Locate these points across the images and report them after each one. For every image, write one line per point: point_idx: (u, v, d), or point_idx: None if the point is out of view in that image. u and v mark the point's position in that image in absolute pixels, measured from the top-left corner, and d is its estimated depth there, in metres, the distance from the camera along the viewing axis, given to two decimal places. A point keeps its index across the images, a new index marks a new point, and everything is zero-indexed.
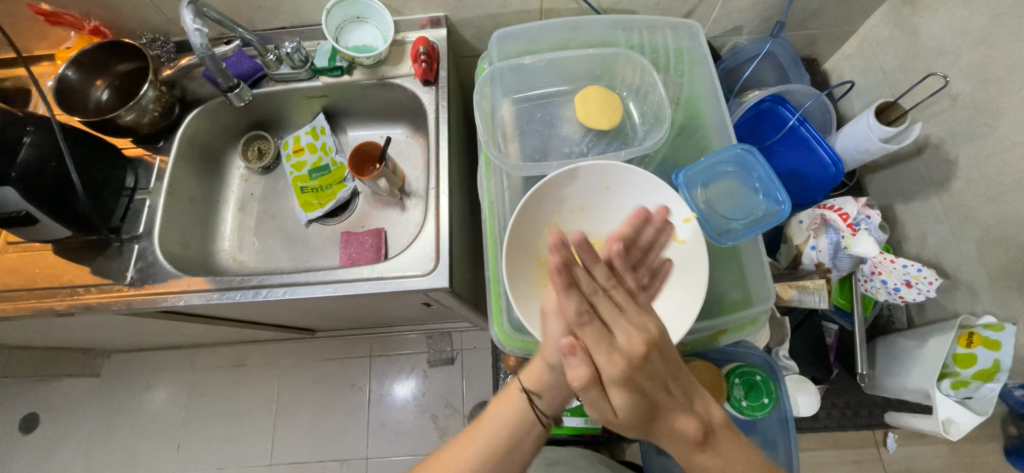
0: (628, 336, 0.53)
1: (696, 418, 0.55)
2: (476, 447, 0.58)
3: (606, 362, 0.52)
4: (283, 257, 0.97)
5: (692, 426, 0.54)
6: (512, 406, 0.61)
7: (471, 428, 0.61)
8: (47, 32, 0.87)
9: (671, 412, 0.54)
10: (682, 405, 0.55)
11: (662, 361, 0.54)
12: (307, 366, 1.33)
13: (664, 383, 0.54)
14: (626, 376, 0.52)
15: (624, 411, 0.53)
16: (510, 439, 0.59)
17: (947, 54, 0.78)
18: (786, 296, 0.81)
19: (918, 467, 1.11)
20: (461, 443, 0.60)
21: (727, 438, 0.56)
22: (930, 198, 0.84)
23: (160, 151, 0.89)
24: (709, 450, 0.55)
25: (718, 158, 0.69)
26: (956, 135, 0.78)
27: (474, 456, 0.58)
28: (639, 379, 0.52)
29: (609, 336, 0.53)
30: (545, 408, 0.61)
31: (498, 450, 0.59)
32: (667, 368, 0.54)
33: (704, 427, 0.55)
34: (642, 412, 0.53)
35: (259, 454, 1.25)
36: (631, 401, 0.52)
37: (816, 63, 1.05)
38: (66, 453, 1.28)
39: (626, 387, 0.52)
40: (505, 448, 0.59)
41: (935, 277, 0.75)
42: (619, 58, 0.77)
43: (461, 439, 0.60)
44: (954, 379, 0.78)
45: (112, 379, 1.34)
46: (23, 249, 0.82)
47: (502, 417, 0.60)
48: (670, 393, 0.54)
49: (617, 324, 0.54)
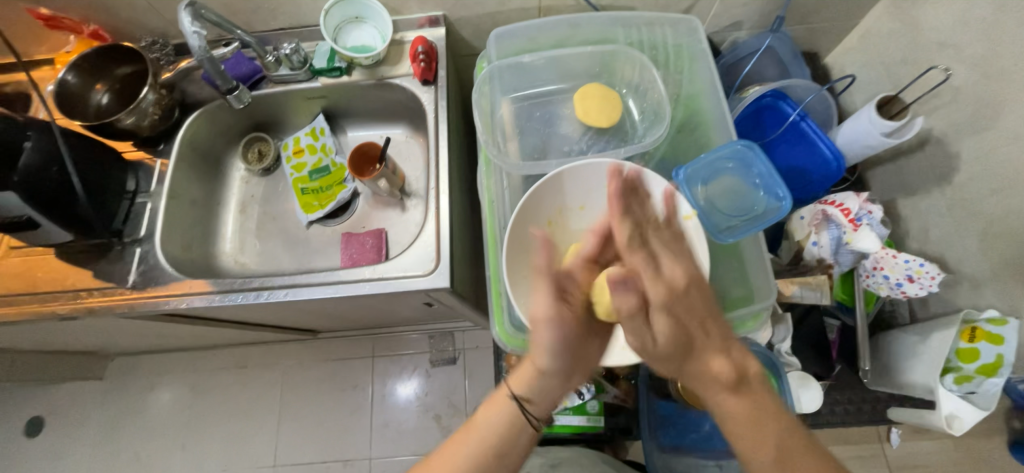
0: (672, 267, 0.54)
1: (729, 362, 0.55)
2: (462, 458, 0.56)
3: (656, 286, 0.53)
4: (284, 258, 0.97)
5: (726, 368, 0.54)
6: (501, 413, 0.58)
7: (460, 437, 0.59)
8: (47, 36, 0.88)
9: (707, 351, 0.55)
10: (717, 347, 0.55)
11: (702, 297, 0.55)
12: (310, 367, 1.33)
13: (703, 318, 0.55)
14: (669, 305, 0.53)
15: (665, 339, 0.53)
16: (500, 445, 0.57)
17: (948, 48, 0.77)
18: (788, 292, 0.80)
19: (921, 463, 1.11)
20: (448, 452, 0.57)
21: (760, 386, 0.55)
22: (932, 192, 0.84)
23: (160, 154, 0.90)
24: (742, 392, 0.54)
25: (718, 154, 0.69)
26: (959, 129, 0.78)
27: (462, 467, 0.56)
28: (679, 311, 0.54)
29: (657, 266, 0.54)
30: (536, 415, 0.59)
31: (485, 455, 0.57)
32: (706, 305, 0.56)
33: (738, 371, 0.55)
34: (681, 343, 0.54)
35: (263, 455, 1.26)
36: (673, 329, 0.53)
37: (816, 58, 1.05)
38: (71, 455, 1.28)
39: (669, 316, 0.53)
40: (493, 454, 0.57)
41: (938, 272, 0.74)
42: (618, 55, 0.77)
43: (451, 447, 0.58)
44: (957, 374, 0.78)
45: (117, 381, 1.34)
46: (26, 253, 0.82)
47: (492, 425, 0.58)
48: (707, 332, 0.55)
49: (663, 258, 0.55)
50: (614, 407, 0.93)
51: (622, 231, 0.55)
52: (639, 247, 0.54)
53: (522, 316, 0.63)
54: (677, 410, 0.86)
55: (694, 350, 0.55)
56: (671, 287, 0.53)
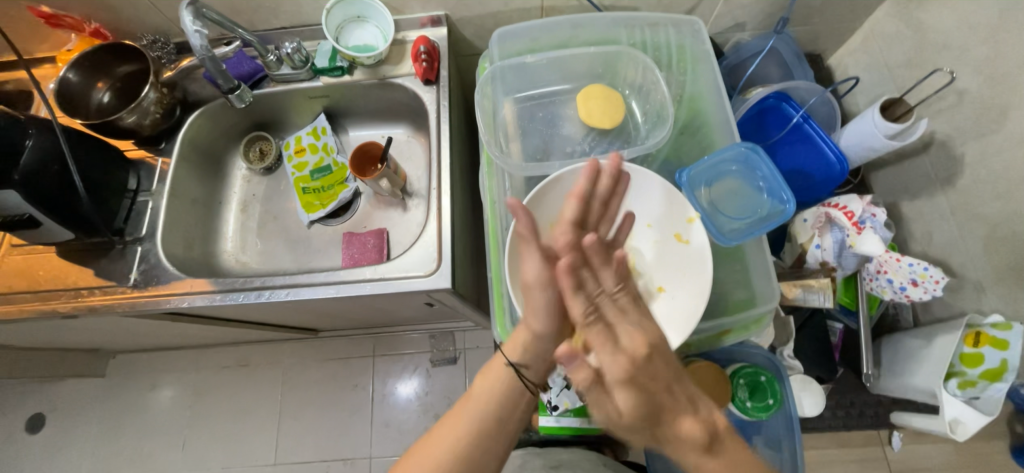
0: (630, 335, 0.54)
1: (700, 423, 0.52)
2: (466, 420, 0.58)
3: (611, 361, 0.52)
4: (285, 257, 0.97)
5: (698, 431, 0.51)
6: (498, 378, 0.60)
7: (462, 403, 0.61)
8: (48, 34, 0.87)
9: (675, 415, 0.51)
10: (686, 408, 0.52)
11: (666, 360, 0.53)
12: (311, 366, 1.33)
13: (669, 384, 0.52)
14: (632, 377, 0.51)
15: (627, 411, 0.51)
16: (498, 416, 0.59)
17: (953, 49, 0.77)
18: (791, 295, 0.80)
19: (924, 466, 1.10)
20: (453, 416, 0.59)
21: (734, 444, 0.52)
22: (935, 195, 0.84)
23: (162, 153, 0.90)
24: (716, 453, 0.51)
25: (722, 157, 0.69)
26: (963, 131, 0.77)
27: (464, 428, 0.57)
28: (641, 378, 0.51)
29: (615, 341, 0.53)
30: (532, 379, 0.60)
31: (486, 413, 0.59)
32: (672, 368, 0.53)
33: (709, 430, 0.52)
34: (645, 413, 0.51)
35: (263, 453, 1.26)
36: (637, 402, 0.51)
37: (820, 59, 1.04)
38: (72, 452, 1.29)
39: (629, 387, 0.51)
40: (494, 414, 0.59)
41: (942, 277, 0.74)
42: (621, 56, 0.77)
43: (456, 412, 0.59)
44: (961, 378, 0.78)
45: (118, 379, 1.34)
46: (26, 252, 0.82)
47: (491, 391, 0.60)
48: (673, 394, 0.52)
49: (620, 332, 0.54)
50: None
51: (577, 306, 0.55)
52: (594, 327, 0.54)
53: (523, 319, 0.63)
54: None
55: (662, 417, 0.51)
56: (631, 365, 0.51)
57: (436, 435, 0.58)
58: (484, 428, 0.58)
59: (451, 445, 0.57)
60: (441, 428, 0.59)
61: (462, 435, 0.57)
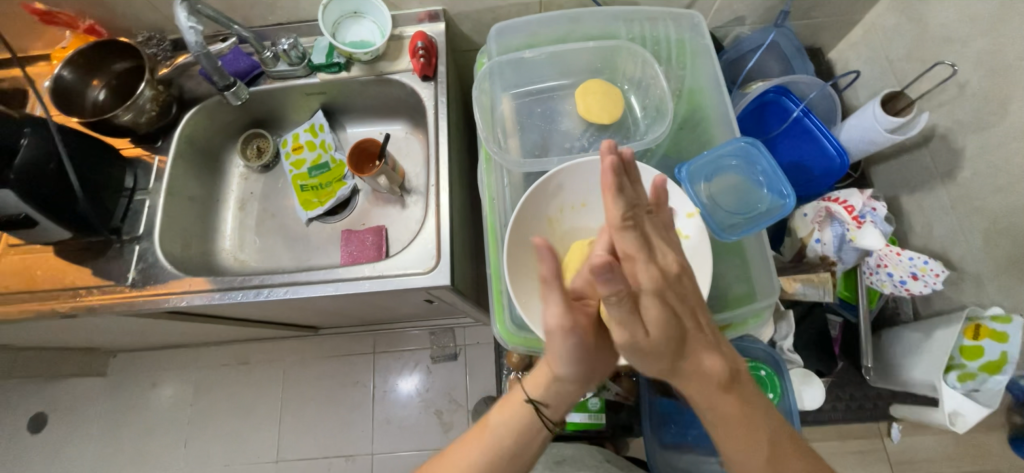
0: (664, 255, 0.52)
1: (723, 360, 0.54)
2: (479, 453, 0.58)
3: (647, 272, 0.50)
4: (284, 255, 0.97)
5: (721, 366, 0.54)
6: (514, 418, 0.59)
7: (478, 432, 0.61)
8: (43, 32, 0.87)
9: (698, 349, 0.53)
10: (708, 343, 0.54)
11: (692, 285, 0.53)
12: (312, 363, 1.33)
13: (694, 309, 0.53)
14: (664, 292, 0.50)
15: (656, 329, 0.50)
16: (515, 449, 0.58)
17: (954, 42, 0.76)
18: (791, 289, 0.80)
19: (923, 459, 1.11)
20: (468, 442, 0.60)
21: (750, 386, 0.56)
22: (936, 189, 0.83)
23: (159, 151, 0.89)
24: (734, 391, 0.54)
25: (721, 151, 0.68)
26: (963, 124, 0.77)
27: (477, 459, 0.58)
28: (671, 298, 0.51)
29: (651, 251, 0.51)
30: (551, 416, 0.59)
31: (496, 451, 0.58)
32: (696, 296, 0.54)
33: (732, 368, 0.54)
34: (672, 336, 0.51)
35: (265, 451, 1.26)
36: (666, 319, 0.50)
37: (820, 52, 1.04)
38: (74, 451, 1.29)
39: (659, 303, 0.50)
40: (507, 452, 0.58)
41: (942, 270, 0.74)
42: (620, 50, 0.76)
43: (473, 442, 0.60)
44: (961, 371, 0.78)
45: (118, 377, 1.34)
46: (24, 251, 0.81)
47: (506, 427, 0.59)
48: (698, 324, 0.54)
49: (655, 244, 0.52)
50: (615, 404, 0.93)
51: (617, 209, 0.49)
52: (633, 229, 0.50)
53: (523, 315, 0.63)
54: (679, 407, 0.85)
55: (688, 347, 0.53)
56: (660, 281, 0.50)
57: (448, 463, 0.59)
58: (495, 465, 0.58)
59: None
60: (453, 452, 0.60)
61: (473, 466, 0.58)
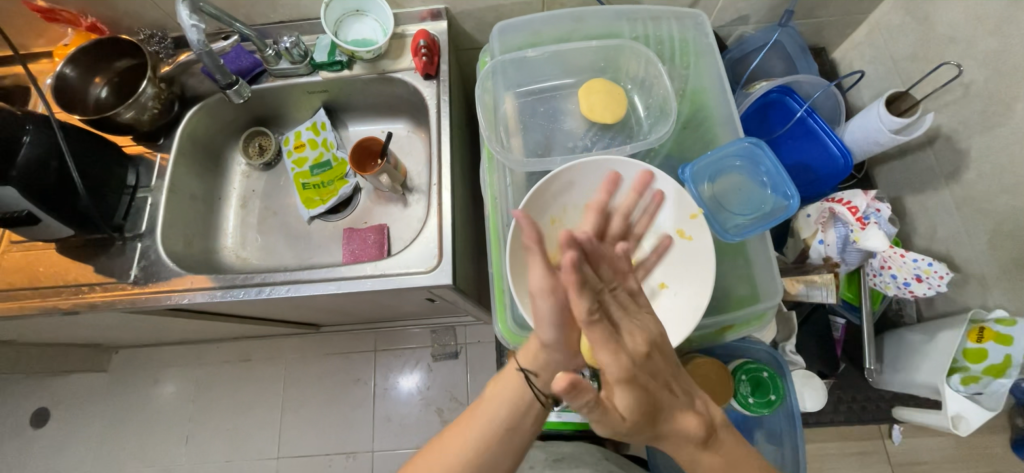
0: (633, 333, 0.52)
1: (698, 417, 0.55)
2: (473, 429, 0.58)
3: (616, 363, 0.49)
4: (286, 253, 0.97)
5: (695, 425, 0.54)
6: (507, 390, 0.59)
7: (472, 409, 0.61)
8: (45, 29, 0.87)
9: (674, 411, 0.53)
10: (684, 405, 0.55)
11: (666, 358, 0.54)
12: (313, 361, 1.34)
13: (668, 382, 0.54)
14: (633, 377, 0.50)
15: (630, 412, 0.50)
16: (506, 425, 0.58)
17: (960, 42, 0.75)
18: (794, 290, 0.81)
19: (924, 459, 1.10)
20: (462, 420, 0.60)
21: (728, 435, 0.57)
22: (940, 190, 0.83)
23: (161, 149, 0.89)
24: (711, 445, 0.55)
25: (725, 151, 0.68)
26: (969, 125, 0.76)
27: (472, 436, 0.58)
28: (643, 379, 0.51)
29: (618, 336, 0.51)
30: (542, 388, 0.58)
31: (490, 426, 0.58)
32: (672, 367, 0.54)
33: (706, 423, 0.55)
34: (648, 412, 0.51)
35: (266, 448, 1.27)
36: (637, 403, 0.50)
37: (824, 52, 1.03)
38: (77, 446, 1.29)
39: (631, 389, 0.50)
40: (500, 426, 0.58)
41: (946, 272, 0.73)
42: (623, 50, 0.76)
43: (466, 418, 0.60)
44: (964, 374, 0.77)
45: (120, 374, 1.35)
46: (27, 249, 0.82)
47: (499, 400, 0.59)
48: (674, 393, 0.54)
49: (622, 324, 0.52)
50: None
51: (582, 307, 0.49)
52: (599, 321, 0.50)
53: (525, 315, 0.63)
54: None
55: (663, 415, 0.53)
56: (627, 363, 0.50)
57: (442, 443, 0.58)
58: (490, 440, 0.57)
59: (457, 457, 0.56)
60: (447, 435, 0.59)
61: (468, 443, 0.57)
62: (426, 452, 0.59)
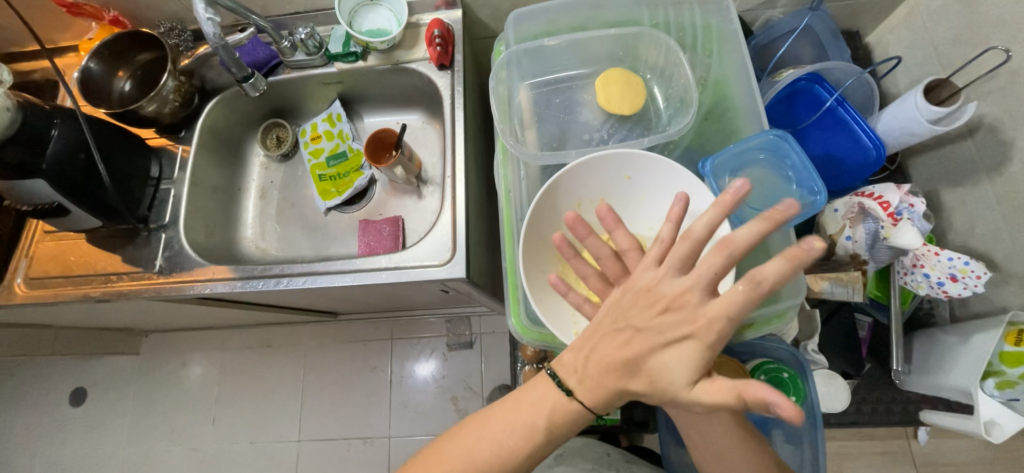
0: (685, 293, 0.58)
1: None
2: (511, 435, 0.53)
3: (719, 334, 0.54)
4: (304, 244, 0.98)
5: None
6: (554, 410, 0.51)
7: (508, 406, 0.55)
8: (71, 23, 0.89)
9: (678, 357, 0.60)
10: None
11: None
12: (330, 348, 1.36)
13: None
14: None
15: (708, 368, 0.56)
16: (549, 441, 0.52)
17: (1010, 24, 0.70)
18: (817, 288, 0.77)
19: (951, 461, 1.07)
20: (495, 415, 0.55)
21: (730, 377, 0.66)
22: (980, 182, 0.78)
23: (182, 141, 0.91)
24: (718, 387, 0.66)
25: (749, 144, 0.65)
26: (1014, 114, 0.71)
27: (511, 444, 0.52)
28: None
29: None
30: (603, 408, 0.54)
31: (532, 446, 0.52)
32: None
33: None
34: None
35: (288, 430, 1.31)
36: None
37: (858, 37, 0.98)
38: (111, 423, 1.36)
39: None
40: (545, 440, 0.52)
41: (984, 272, 0.69)
42: (643, 38, 0.73)
43: (505, 424, 0.53)
44: (998, 378, 0.74)
45: (151, 357, 1.40)
46: (58, 238, 0.85)
47: (554, 422, 0.52)
48: None
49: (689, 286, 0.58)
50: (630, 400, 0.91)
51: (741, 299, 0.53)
52: None
53: (538, 311, 0.62)
54: None
55: None
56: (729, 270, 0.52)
57: (479, 440, 0.54)
58: (533, 456, 0.53)
59: (495, 459, 0.53)
60: (481, 428, 0.55)
61: (505, 447, 0.52)
62: (466, 445, 0.54)
